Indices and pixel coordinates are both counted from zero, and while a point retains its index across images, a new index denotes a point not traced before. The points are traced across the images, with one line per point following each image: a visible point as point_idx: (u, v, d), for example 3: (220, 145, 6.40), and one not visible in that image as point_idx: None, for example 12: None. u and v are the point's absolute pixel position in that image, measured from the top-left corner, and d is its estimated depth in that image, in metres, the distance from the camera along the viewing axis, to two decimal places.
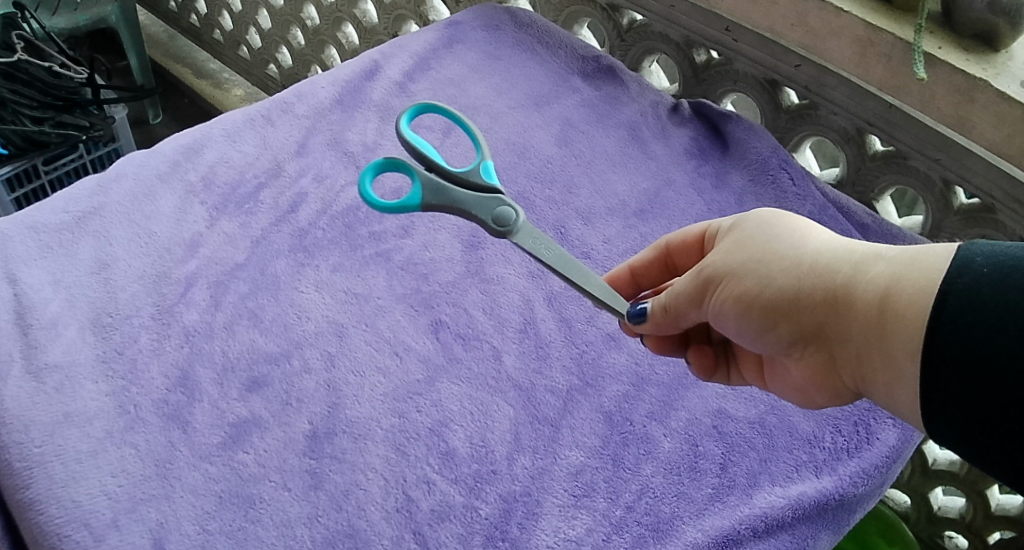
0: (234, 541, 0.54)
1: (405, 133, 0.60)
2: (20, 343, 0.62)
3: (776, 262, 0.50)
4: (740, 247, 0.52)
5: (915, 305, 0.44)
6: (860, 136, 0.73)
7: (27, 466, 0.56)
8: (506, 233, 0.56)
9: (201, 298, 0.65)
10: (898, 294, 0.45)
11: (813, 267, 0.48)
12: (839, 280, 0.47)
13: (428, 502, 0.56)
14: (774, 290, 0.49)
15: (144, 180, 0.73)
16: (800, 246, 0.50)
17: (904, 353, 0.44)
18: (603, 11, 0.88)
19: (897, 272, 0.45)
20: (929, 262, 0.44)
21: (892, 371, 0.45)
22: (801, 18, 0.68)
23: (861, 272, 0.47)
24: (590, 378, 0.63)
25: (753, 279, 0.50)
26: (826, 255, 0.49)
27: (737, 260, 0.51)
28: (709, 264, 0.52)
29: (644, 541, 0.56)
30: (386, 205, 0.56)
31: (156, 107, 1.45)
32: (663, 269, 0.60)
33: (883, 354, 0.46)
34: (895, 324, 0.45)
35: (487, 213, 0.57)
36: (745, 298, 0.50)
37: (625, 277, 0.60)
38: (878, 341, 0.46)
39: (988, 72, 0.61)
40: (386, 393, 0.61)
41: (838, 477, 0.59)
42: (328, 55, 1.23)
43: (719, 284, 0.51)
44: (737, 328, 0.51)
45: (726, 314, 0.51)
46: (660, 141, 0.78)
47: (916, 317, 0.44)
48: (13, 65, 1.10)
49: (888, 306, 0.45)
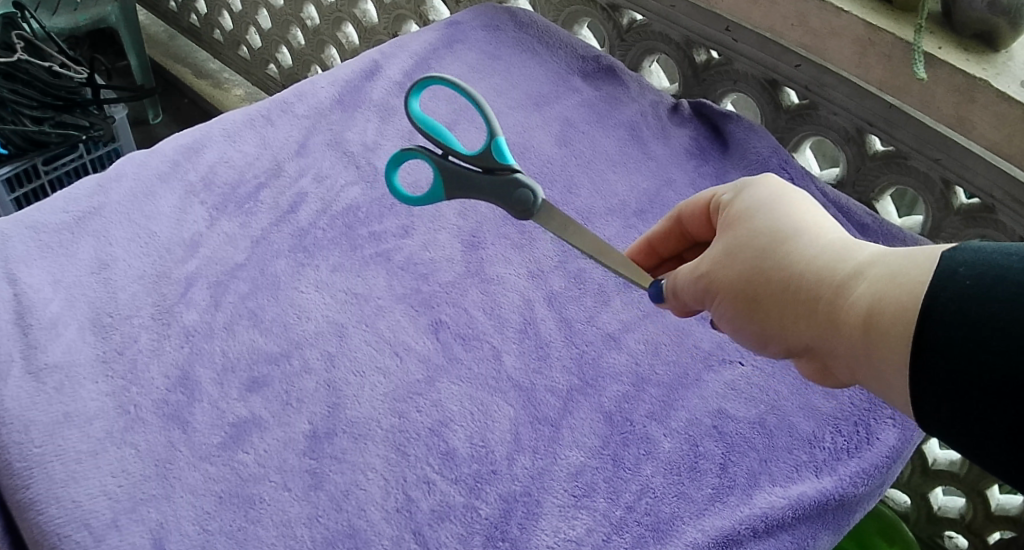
0: (234, 541, 0.54)
1: (411, 114, 0.57)
2: (20, 343, 0.62)
3: (767, 270, 0.47)
4: (732, 250, 0.49)
5: (896, 327, 0.40)
6: (860, 136, 0.73)
7: (27, 466, 0.56)
8: (526, 215, 0.55)
9: (201, 298, 0.65)
10: (880, 314, 0.41)
11: (800, 276, 0.45)
12: (826, 293, 0.44)
13: (428, 502, 0.56)
14: (764, 298, 0.47)
15: (144, 180, 0.73)
16: (790, 247, 0.47)
17: (889, 376, 0.41)
18: (603, 11, 0.88)
19: (883, 289, 0.41)
20: (911, 279, 0.40)
21: (881, 390, 0.42)
22: (800, 18, 0.68)
23: (847, 284, 0.43)
24: (590, 378, 0.63)
25: (740, 283, 0.48)
26: (815, 262, 0.45)
27: (726, 260, 0.49)
28: (702, 264, 0.50)
29: (644, 542, 0.55)
30: (418, 201, 0.57)
31: (156, 107, 1.45)
32: (678, 240, 0.58)
33: (871, 373, 0.42)
34: (878, 346, 0.41)
35: (506, 198, 0.55)
36: (736, 306, 0.48)
37: (643, 249, 0.60)
38: (866, 362, 0.42)
39: (988, 72, 0.61)
40: (386, 393, 0.61)
41: (838, 477, 0.59)
42: (328, 55, 1.23)
43: (711, 287, 0.50)
44: (733, 333, 0.50)
45: (720, 316, 0.50)
46: (660, 141, 0.78)
47: (897, 341, 0.40)
48: (13, 65, 1.10)
49: (871, 325, 0.41)
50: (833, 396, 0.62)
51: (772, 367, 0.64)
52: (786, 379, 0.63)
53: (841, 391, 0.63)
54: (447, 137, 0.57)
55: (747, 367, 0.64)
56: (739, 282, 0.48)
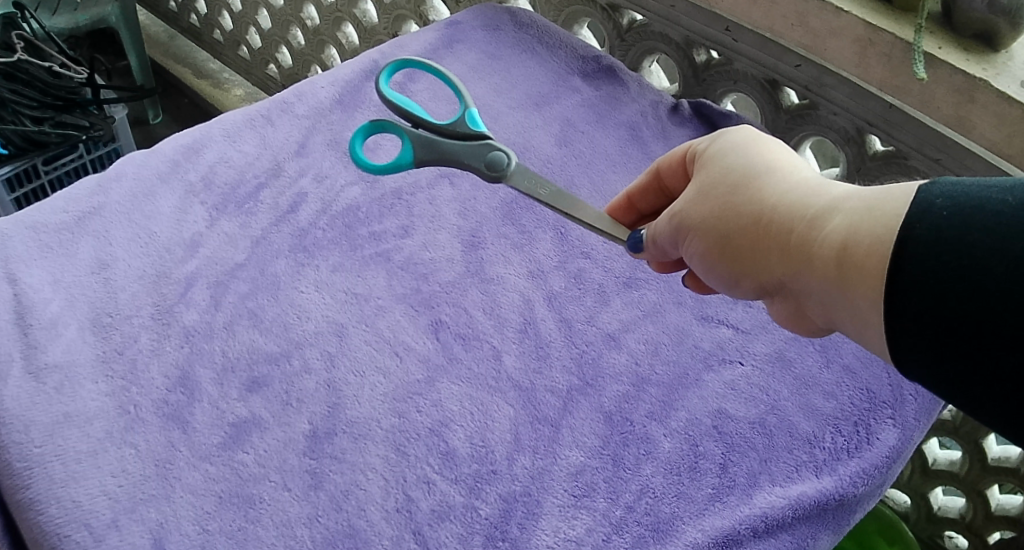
0: (234, 541, 0.54)
1: (380, 90, 0.63)
2: (20, 343, 0.62)
3: (741, 210, 0.48)
4: (705, 193, 0.50)
5: (874, 259, 0.40)
6: (860, 136, 0.73)
7: (27, 466, 0.56)
8: (502, 176, 0.60)
9: (201, 298, 0.65)
10: (853, 248, 0.41)
11: (775, 213, 0.46)
12: (798, 229, 0.45)
13: (428, 502, 0.56)
14: (737, 237, 0.48)
15: (144, 180, 0.73)
16: (762, 187, 0.48)
17: (865, 308, 0.41)
18: (603, 11, 0.88)
19: (856, 224, 0.42)
20: (885, 214, 0.41)
21: (854, 326, 0.43)
22: (800, 18, 0.68)
23: (821, 220, 0.44)
24: (590, 378, 0.63)
25: (715, 222, 0.48)
26: (789, 202, 0.46)
27: (700, 199, 0.50)
28: (676, 206, 0.51)
29: (644, 541, 0.55)
30: (380, 170, 0.61)
31: (156, 107, 1.45)
32: (658, 193, 0.58)
33: (843, 307, 0.43)
34: (852, 281, 0.41)
35: (480, 161, 0.60)
36: (710, 246, 0.49)
37: (622, 205, 0.59)
38: (836, 297, 0.43)
39: (988, 72, 0.61)
40: (386, 393, 0.61)
41: (838, 477, 0.59)
42: (328, 55, 1.24)
43: (686, 226, 0.50)
44: (704, 276, 0.51)
45: (694, 258, 0.50)
46: (660, 141, 0.78)
47: (871, 276, 0.40)
48: (13, 65, 1.10)
49: (844, 261, 0.42)
50: (833, 396, 0.62)
51: (771, 367, 0.64)
52: (786, 379, 0.63)
53: (841, 391, 0.63)
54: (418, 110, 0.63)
55: (747, 367, 0.64)
56: (713, 220, 0.49)
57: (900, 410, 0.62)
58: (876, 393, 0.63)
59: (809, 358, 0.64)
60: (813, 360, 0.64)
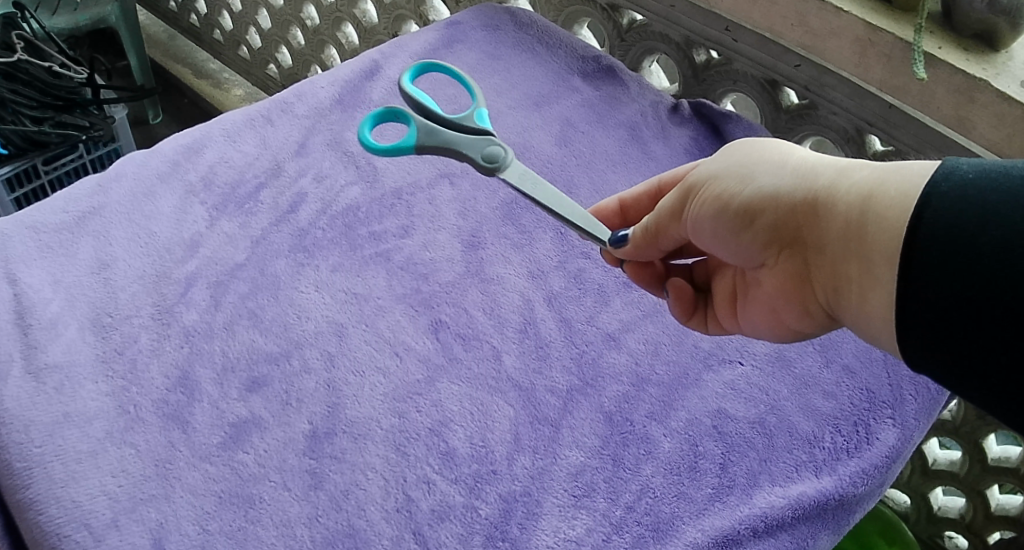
0: (234, 541, 0.54)
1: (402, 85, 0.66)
2: (20, 343, 0.62)
3: (765, 172, 0.51)
4: (730, 160, 0.53)
5: (895, 209, 0.43)
6: (860, 136, 0.73)
7: (27, 466, 0.56)
8: (495, 170, 0.61)
9: (201, 298, 0.65)
10: (878, 195, 0.45)
11: (801, 173, 0.49)
12: (823, 185, 0.48)
13: (428, 502, 0.56)
14: (759, 192, 0.50)
15: (144, 180, 0.73)
16: (780, 160, 0.51)
17: (878, 264, 0.44)
18: (603, 11, 0.88)
19: (883, 178, 0.45)
20: (913, 171, 0.44)
21: (865, 279, 0.45)
22: (800, 18, 0.69)
23: (842, 178, 0.47)
24: (590, 378, 0.63)
25: (734, 185, 0.51)
26: (812, 165, 0.49)
27: (723, 167, 0.53)
28: (695, 175, 0.54)
29: (644, 542, 0.55)
30: (379, 149, 0.62)
31: (156, 107, 1.45)
32: (653, 202, 0.61)
33: (859, 256, 0.45)
34: (874, 226, 0.44)
35: (477, 152, 0.62)
36: (725, 200, 0.51)
37: (614, 208, 0.62)
38: (856, 245, 0.45)
39: (988, 72, 0.61)
40: (386, 393, 0.61)
41: (838, 477, 0.59)
42: (328, 55, 1.24)
43: (707, 187, 0.53)
44: (715, 234, 0.53)
45: (707, 217, 0.52)
46: (660, 141, 0.78)
47: (895, 220, 0.43)
48: (13, 65, 1.09)
49: (869, 208, 0.45)
50: (833, 396, 0.62)
51: (771, 367, 0.64)
52: (786, 379, 0.63)
53: (841, 391, 0.63)
54: (434, 105, 0.65)
55: (747, 367, 0.64)
56: (734, 181, 0.52)
57: (900, 410, 0.62)
58: (876, 392, 0.63)
59: (809, 358, 0.64)
60: (813, 360, 0.64)
